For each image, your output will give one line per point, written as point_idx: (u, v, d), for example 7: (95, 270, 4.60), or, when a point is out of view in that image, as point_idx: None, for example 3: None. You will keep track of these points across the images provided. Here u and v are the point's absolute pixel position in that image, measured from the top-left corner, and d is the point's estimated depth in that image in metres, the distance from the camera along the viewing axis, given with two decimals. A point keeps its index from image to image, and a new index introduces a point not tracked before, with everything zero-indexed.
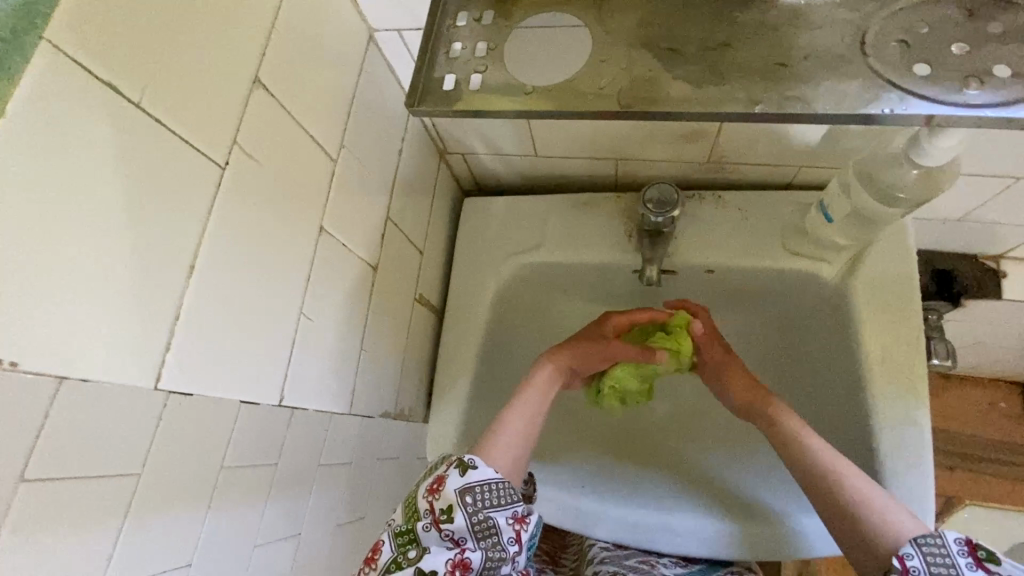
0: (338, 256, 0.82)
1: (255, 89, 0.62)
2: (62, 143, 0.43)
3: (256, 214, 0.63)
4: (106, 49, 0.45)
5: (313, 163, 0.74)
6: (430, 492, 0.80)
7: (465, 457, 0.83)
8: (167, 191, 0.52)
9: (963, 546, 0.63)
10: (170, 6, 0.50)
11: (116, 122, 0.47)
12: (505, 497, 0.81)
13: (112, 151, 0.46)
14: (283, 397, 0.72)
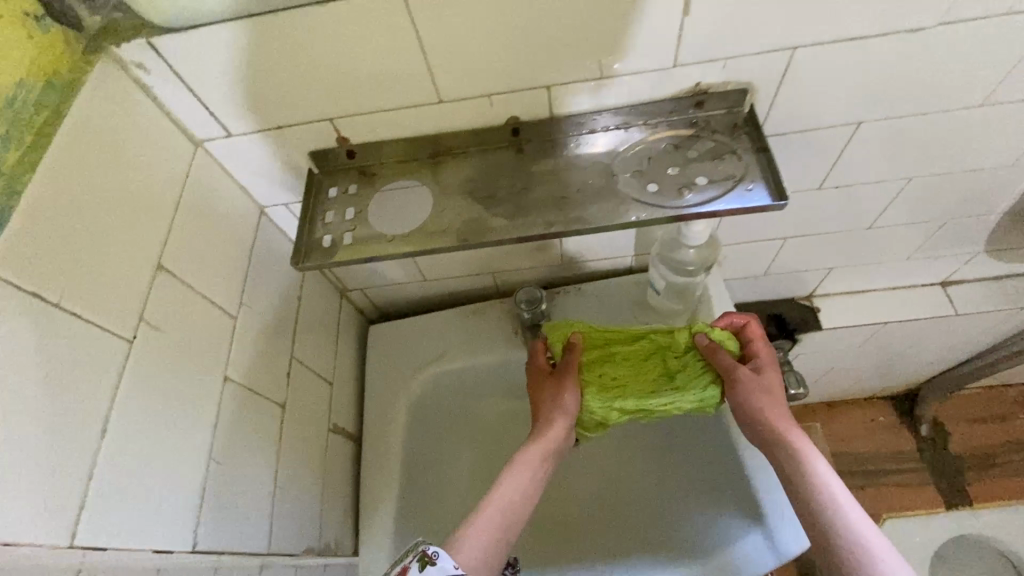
0: (246, 399, 0.92)
1: (158, 273, 0.76)
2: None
3: (161, 374, 0.74)
4: (26, 267, 0.59)
5: (216, 322, 0.86)
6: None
7: (429, 551, 0.77)
8: (75, 367, 0.63)
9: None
10: (84, 227, 0.66)
11: (31, 319, 0.58)
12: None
13: (28, 343, 0.58)
14: (196, 541, 0.77)
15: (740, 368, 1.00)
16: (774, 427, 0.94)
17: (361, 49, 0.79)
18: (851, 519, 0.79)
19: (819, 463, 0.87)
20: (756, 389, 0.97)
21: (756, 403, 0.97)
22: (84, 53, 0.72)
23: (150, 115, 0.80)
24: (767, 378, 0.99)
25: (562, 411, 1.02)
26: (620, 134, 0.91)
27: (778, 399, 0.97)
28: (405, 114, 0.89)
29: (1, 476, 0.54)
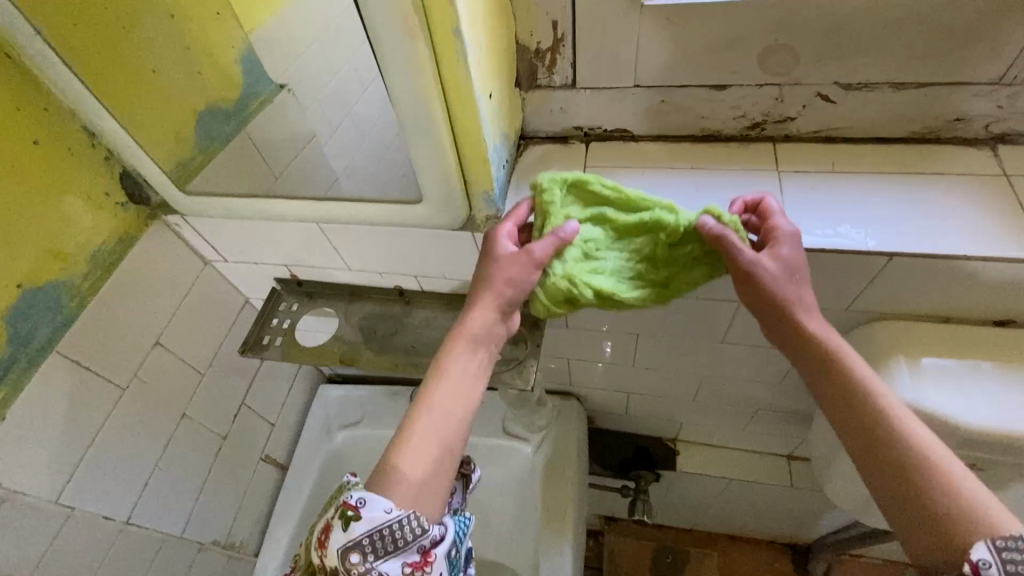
0: (281, 437, 1.12)
1: (226, 344, 0.96)
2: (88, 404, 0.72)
3: (216, 423, 0.95)
4: (119, 352, 0.76)
5: (270, 378, 1.07)
6: (317, 550, 0.47)
7: (352, 498, 0.47)
8: (165, 420, 0.84)
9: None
10: (164, 313, 0.83)
11: (138, 386, 0.79)
12: (411, 534, 0.45)
13: (122, 405, 0.77)
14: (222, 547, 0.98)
15: (774, 246, 0.53)
16: (810, 323, 0.51)
17: (378, 264, 0.83)
18: (936, 457, 0.42)
19: (876, 383, 0.47)
20: (800, 275, 0.53)
21: (802, 292, 0.52)
22: (145, 211, 0.80)
23: (192, 264, 0.88)
24: (791, 264, 0.52)
25: (787, 261, 0.52)
26: (618, 325, 0.84)
27: (820, 316, 0.52)
28: (407, 285, 0.86)
29: (111, 494, 0.76)
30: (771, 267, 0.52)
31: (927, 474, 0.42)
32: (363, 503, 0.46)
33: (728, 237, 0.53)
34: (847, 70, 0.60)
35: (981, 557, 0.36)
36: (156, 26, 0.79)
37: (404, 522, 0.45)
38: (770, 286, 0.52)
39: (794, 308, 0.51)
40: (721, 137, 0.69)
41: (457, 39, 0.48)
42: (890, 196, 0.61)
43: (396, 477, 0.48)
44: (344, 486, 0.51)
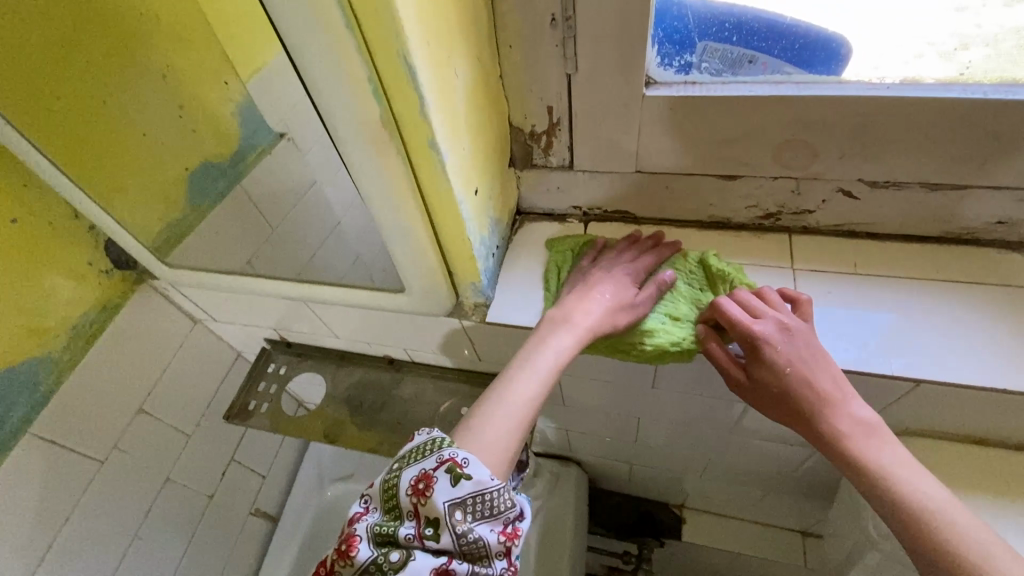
0: (275, 489, 1.09)
1: (217, 401, 0.93)
2: (61, 479, 0.70)
3: (204, 482, 0.92)
4: (98, 423, 0.74)
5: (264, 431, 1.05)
6: (410, 498, 0.43)
7: (455, 455, 0.45)
8: (146, 486, 0.82)
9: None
10: (151, 377, 0.81)
11: (118, 455, 0.77)
12: (504, 504, 0.43)
13: (99, 476, 0.75)
14: None
15: (779, 315, 0.50)
16: (831, 404, 0.47)
17: (366, 335, 0.79)
18: (965, 528, 0.40)
19: (895, 454, 0.45)
20: (810, 354, 0.48)
21: (807, 372, 0.48)
22: (132, 275, 0.79)
23: (183, 325, 0.86)
24: (803, 333, 0.49)
25: (792, 339, 0.49)
26: (618, 407, 0.78)
27: (838, 375, 0.48)
28: (396, 355, 0.82)
29: (84, 568, 0.74)
30: (766, 356, 0.49)
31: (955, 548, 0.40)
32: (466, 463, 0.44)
33: (726, 314, 0.51)
34: (872, 168, 0.54)
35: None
36: (146, 88, 0.77)
37: (503, 489, 0.44)
38: (771, 367, 0.48)
39: (801, 387, 0.48)
40: (731, 224, 0.64)
41: (432, 151, 0.44)
42: (917, 308, 0.55)
43: (483, 440, 0.47)
44: (431, 440, 0.47)
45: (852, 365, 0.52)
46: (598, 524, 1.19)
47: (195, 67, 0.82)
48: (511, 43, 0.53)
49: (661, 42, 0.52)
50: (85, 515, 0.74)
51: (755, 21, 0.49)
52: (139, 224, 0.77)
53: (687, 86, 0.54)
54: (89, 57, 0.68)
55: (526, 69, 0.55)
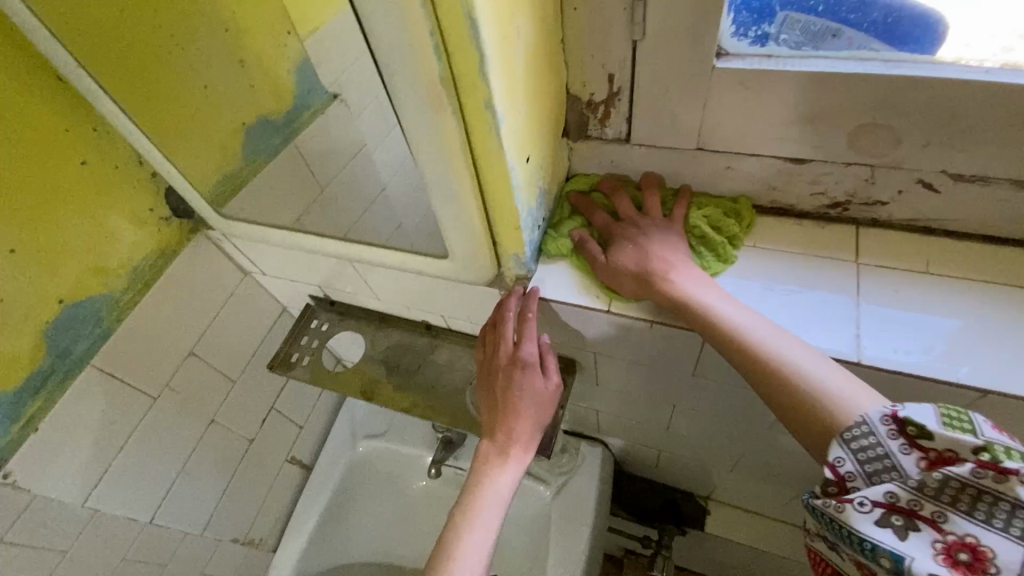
0: (309, 439, 1.13)
1: (260, 351, 0.97)
2: (117, 409, 0.75)
3: (244, 425, 0.97)
4: (153, 362, 0.79)
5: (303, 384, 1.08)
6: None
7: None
8: (192, 423, 0.86)
9: (890, 426, 0.40)
10: (201, 322, 0.85)
11: (169, 393, 0.82)
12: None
13: (151, 410, 0.80)
14: (242, 543, 1.01)
15: (645, 218, 0.58)
16: (664, 277, 0.53)
17: (406, 299, 0.80)
18: (914, 435, 0.40)
19: (724, 301, 0.51)
20: (651, 239, 0.56)
21: (647, 249, 0.55)
22: (188, 225, 0.82)
23: (232, 276, 0.89)
24: (658, 227, 0.57)
25: (628, 226, 0.58)
26: (653, 392, 0.77)
27: (682, 257, 0.55)
28: (434, 321, 0.83)
29: (134, 492, 0.80)
30: (653, 286, 0.53)
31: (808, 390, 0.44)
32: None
33: (594, 212, 0.61)
34: (961, 160, 0.50)
35: (839, 456, 0.41)
36: (209, 40, 0.78)
37: None
38: (624, 250, 0.56)
39: (644, 266, 0.54)
40: (794, 212, 0.60)
41: (488, 113, 0.43)
42: (995, 315, 0.51)
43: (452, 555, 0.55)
44: None
45: (912, 370, 0.49)
46: (621, 507, 1.18)
47: (257, 23, 0.84)
48: (576, 5, 0.51)
49: (737, 10, 0.49)
50: (137, 444, 0.79)
51: None
52: (198, 174, 0.79)
53: (761, 59, 0.50)
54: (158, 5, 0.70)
55: (589, 33, 0.52)
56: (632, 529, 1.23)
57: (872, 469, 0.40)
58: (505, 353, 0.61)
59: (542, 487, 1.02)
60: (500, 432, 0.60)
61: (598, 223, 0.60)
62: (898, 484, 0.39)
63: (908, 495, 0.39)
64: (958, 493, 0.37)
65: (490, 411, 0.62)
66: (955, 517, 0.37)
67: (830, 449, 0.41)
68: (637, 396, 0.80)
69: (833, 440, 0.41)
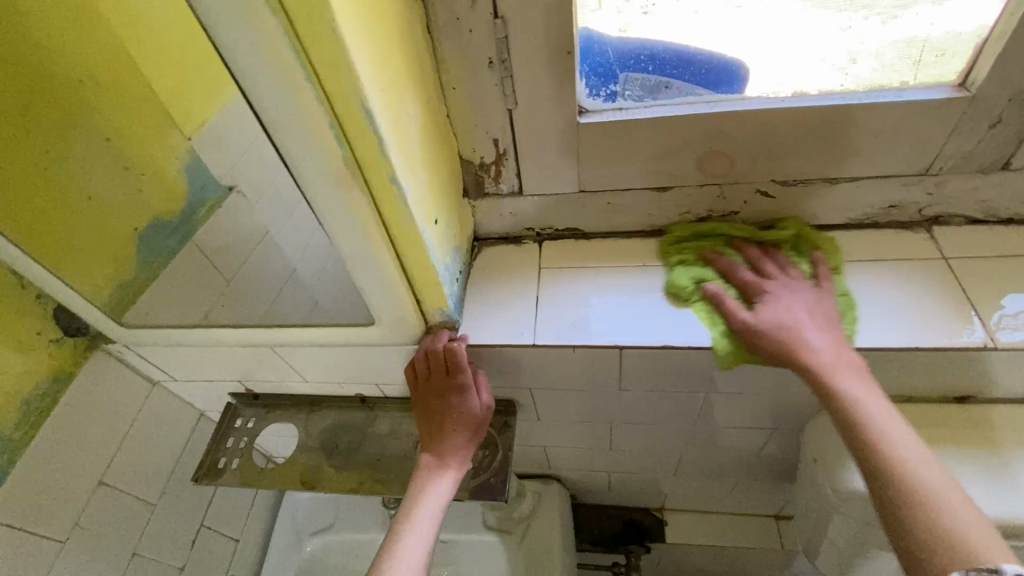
0: (251, 551, 1.03)
1: (180, 464, 0.89)
2: (20, 560, 0.67)
3: (174, 549, 0.88)
4: (58, 498, 0.72)
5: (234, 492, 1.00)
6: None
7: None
8: (112, 559, 0.78)
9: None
10: (111, 445, 0.78)
11: (82, 529, 0.74)
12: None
13: (62, 553, 0.72)
14: None
15: (790, 278, 0.60)
16: (807, 343, 0.54)
17: (336, 375, 0.79)
18: (946, 490, 0.45)
19: (859, 383, 0.52)
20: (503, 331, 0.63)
21: (800, 312, 0.56)
22: (84, 342, 0.77)
23: (140, 389, 0.83)
24: (805, 290, 0.58)
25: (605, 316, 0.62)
26: (590, 416, 0.82)
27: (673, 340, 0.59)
28: (369, 392, 0.83)
29: None
30: (765, 298, 0.58)
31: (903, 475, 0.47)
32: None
33: (737, 270, 0.61)
34: (783, 170, 0.63)
35: None
36: (89, 152, 0.77)
37: None
38: (768, 309, 0.57)
39: (789, 328, 0.55)
40: (670, 231, 0.70)
41: (394, 186, 0.47)
42: (837, 287, 0.62)
43: None
44: None
45: None
46: (587, 541, 1.19)
47: (141, 130, 0.83)
48: (455, 85, 0.58)
49: (587, 76, 0.59)
50: None
51: (665, 52, 0.57)
52: (89, 287, 0.76)
53: (615, 112, 0.60)
54: (28, 126, 0.69)
55: (471, 107, 0.60)
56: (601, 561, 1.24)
57: None
58: (440, 378, 0.64)
59: (506, 537, 1.02)
60: (436, 446, 0.64)
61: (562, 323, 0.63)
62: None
63: None
64: None
65: (430, 422, 0.65)
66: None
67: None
68: (577, 421, 0.84)
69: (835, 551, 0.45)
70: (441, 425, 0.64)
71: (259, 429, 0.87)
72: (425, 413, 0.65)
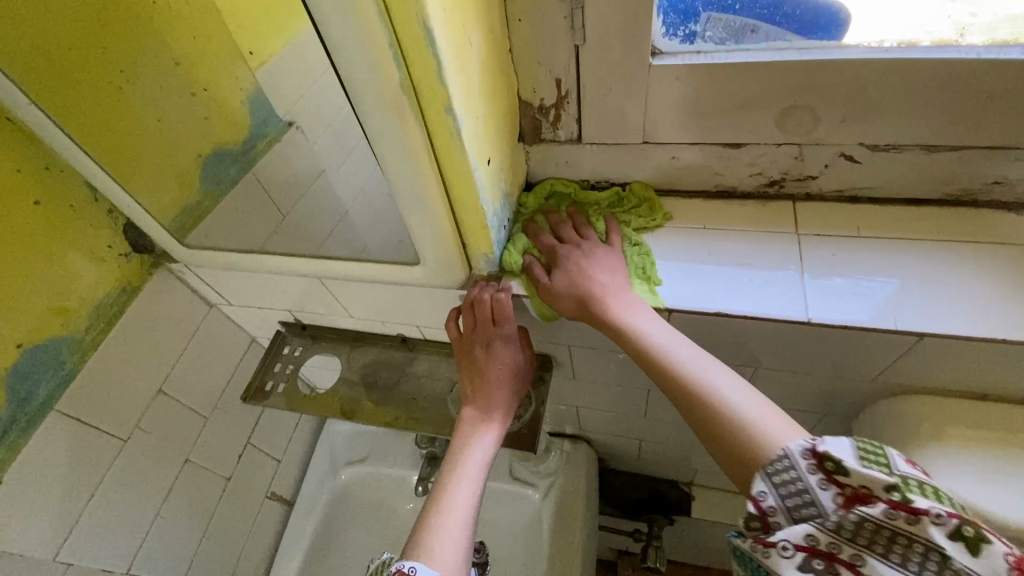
0: (291, 472, 1.10)
1: (230, 384, 0.94)
2: (89, 451, 0.73)
3: (223, 460, 0.94)
4: (124, 400, 0.77)
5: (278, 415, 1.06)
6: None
7: (402, 566, 0.50)
8: (168, 462, 0.84)
9: (811, 460, 0.41)
10: (170, 358, 0.83)
11: (143, 431, 0.80)
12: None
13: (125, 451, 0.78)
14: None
15: (586, 241, 0.61)
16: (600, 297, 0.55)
17: (379, 314, 0.81)
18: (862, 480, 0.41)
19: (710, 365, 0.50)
20: (586, 260, 0.59)
21: (587, 271, 0.58)
22: (149, 259, 0.81)
23: (198, 310, 0.87)
24: (599, 251, 0.60)
25: (568, 249, 0.60)
26: (627, 380, 0.80)
27: (620, 292, 0.56)
28: (409, 333, 0.84)
29: (113, 532, 0.77)
30: (561, 258, 0.60)
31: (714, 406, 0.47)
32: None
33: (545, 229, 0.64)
34: (874, 132, 0.56)
35: (761, 490, 0.42)
36: (160, 75, 0.79)
37: None
38: (564, 270, 0.59)
39: (577, 283, 0.57)
40: (737, 193, 0.66)
41: (449, 117, 0.46)
42: (919, 267, 0.57)
43: (432, 526, 0.54)
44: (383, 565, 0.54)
45: (858, 323, 0.54)
46: (610, 505, 1.20)
47: (209, 56, 0.85)
48: (521, 16, 0.55)
49: (666, 13, 0.54)
50: (113, 485, 0.77)
51: None
52: (156, 207, 0.79)
53: (691, 55, 0.55)
54: (106, 44, 0.71)
55: (536, 43, 0.56)
56: (621, 525, 1.25)
57: (793, 504, 0.41)
58: (484, 331, 0.63)
59: (529, 490, 1.03)
60: (480, 398, 0.64)
61: (543, 247, 0.62)
62: (817, 527, 0.40)
63: (827, 537, 0.40)
64: (875, 535, 0.39)
65: (472, 375, 0.65)
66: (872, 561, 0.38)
67: (754, 483, 0.42)
68: (614, 384, 0.83)
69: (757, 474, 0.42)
70: (484, 377, 0.64)
71: (308, 358, 0.91)
72: (465, 364, 0.65)
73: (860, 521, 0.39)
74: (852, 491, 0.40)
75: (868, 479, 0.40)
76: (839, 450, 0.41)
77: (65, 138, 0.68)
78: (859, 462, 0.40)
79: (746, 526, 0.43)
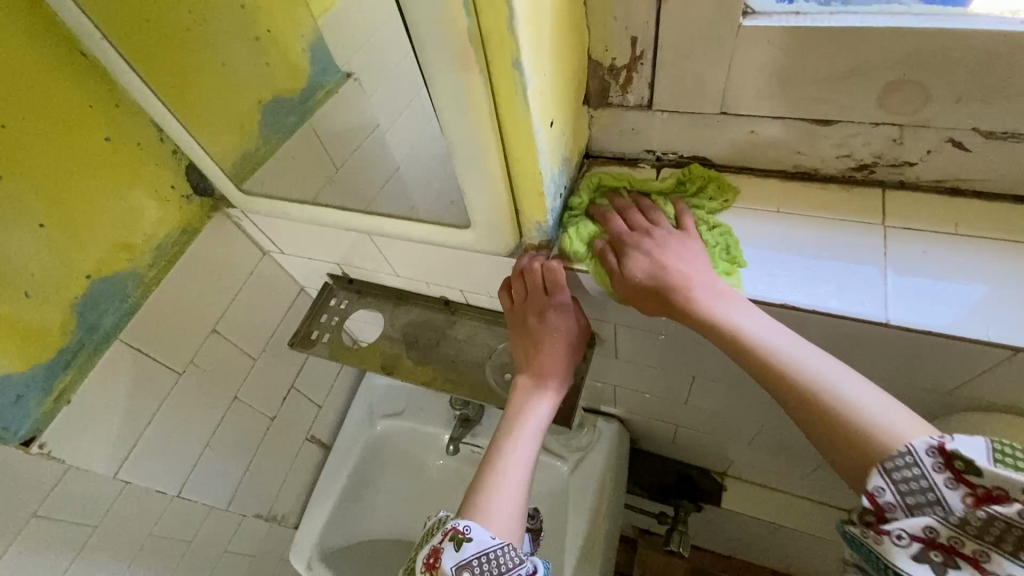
0: (330, 417, 1.14)
1: (277, 330, 0.97)
2: (148, 381, 0.78)
3: (268, 400, 0.99)
4: (180, 337, 0.81)
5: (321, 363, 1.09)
6: (425, 573, 0.51)
7: (457, 524, 0.51)
8: (218, 398, 0.89)
9: (936, 459, 0.38)
10: (224, 300, 0.86)
11: (197, 368, 0.84)
12: (511, 561, 0.49)
13: (180, 384, 0.82)
14: (268, 512, 1.02)
15: (659, 229, 0.57)
16: (681, 289, 0.51)
17: (424, 274, 0.80)
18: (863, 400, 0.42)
19: (740, 313, 0.49)
20: (662, 248, 0.54)
21: (663, 259, 0.53)
22: (209, 203, 0.83)
23: (250, 255, 0.90)
24: (673, 239, 0.55)
25: (640, 238, 0.56)
26: (671, 365, 0.77)
27: (699, 265, 0.53)
28: (452, 297, 0.84)
29: (167, 457, 0.83)
30: (632, 252, 0.55)
31: (822, 398, 0.43)
32: (535, 574, 0.50)
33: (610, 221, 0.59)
34: (993, 114, 0.49)
35: (878, 486, 0.39)
36: (226, 18, 0.79)
37: (507, 548, 0.50)
38: (639, 261, 0.54)
39: (658, 276, 0.52)
40: (819, 175, 0.60)
41: (515, 71, 0.43)
42: (1022, 275, 0.51)
43: (488, 491, 0.55)
44: (437, 522, 0.55)
45: (944, 329, 0.48)
46: (638, 485, 1.19)
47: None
48: None
49: None
50: (168, 415, 0.81)
51: None
52: (218, 151, 0.80)
53: (789, 16, 0.50)
54: None
55: None
56: (648, 506, 1.24)
57: (914, 501, 0.38)
58: (538, 300, 0.61)
59: (559, 462, 1.02)
60: (532, 366, 0.63)
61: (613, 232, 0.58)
62: (939, 520, 0.37)
63: (950, 532, 0.37)
64: (1005, 534, 0.36)
65: (525, 343, 0.63)
66: (1000, 559, 0.36)
67: (871, 478, 0.39)
68: (657, 368, 0.80)
69: (872, 468, 0.39)
70: (536, 345, 0.62)
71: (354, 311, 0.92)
72: (518, 334, 0.64)
73: (991, 519, 0.36)
74: (986, 491, 0.36)
75: (1007, 480, 0.35)
76: (974, 452, 0.37)
77: (135, 76, 0.69)
78: (993, 462, 0.36)
79: (859, 517, 0.40)
